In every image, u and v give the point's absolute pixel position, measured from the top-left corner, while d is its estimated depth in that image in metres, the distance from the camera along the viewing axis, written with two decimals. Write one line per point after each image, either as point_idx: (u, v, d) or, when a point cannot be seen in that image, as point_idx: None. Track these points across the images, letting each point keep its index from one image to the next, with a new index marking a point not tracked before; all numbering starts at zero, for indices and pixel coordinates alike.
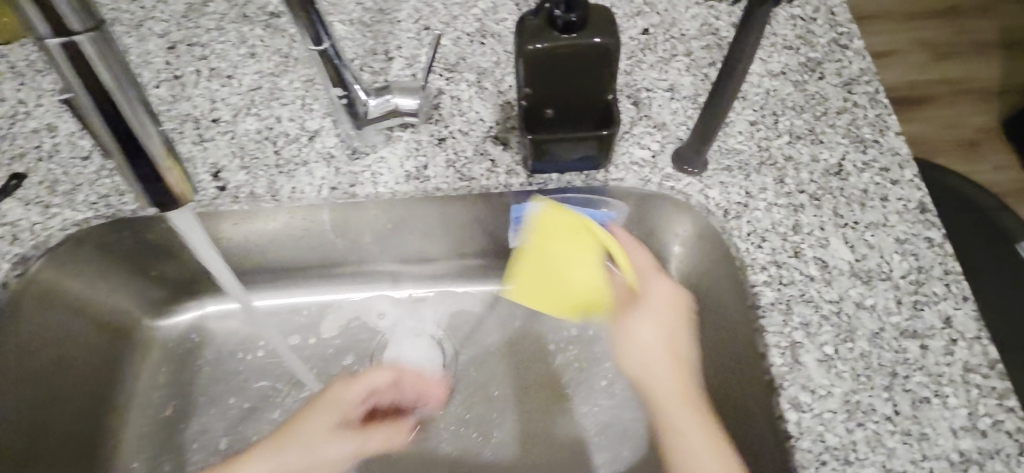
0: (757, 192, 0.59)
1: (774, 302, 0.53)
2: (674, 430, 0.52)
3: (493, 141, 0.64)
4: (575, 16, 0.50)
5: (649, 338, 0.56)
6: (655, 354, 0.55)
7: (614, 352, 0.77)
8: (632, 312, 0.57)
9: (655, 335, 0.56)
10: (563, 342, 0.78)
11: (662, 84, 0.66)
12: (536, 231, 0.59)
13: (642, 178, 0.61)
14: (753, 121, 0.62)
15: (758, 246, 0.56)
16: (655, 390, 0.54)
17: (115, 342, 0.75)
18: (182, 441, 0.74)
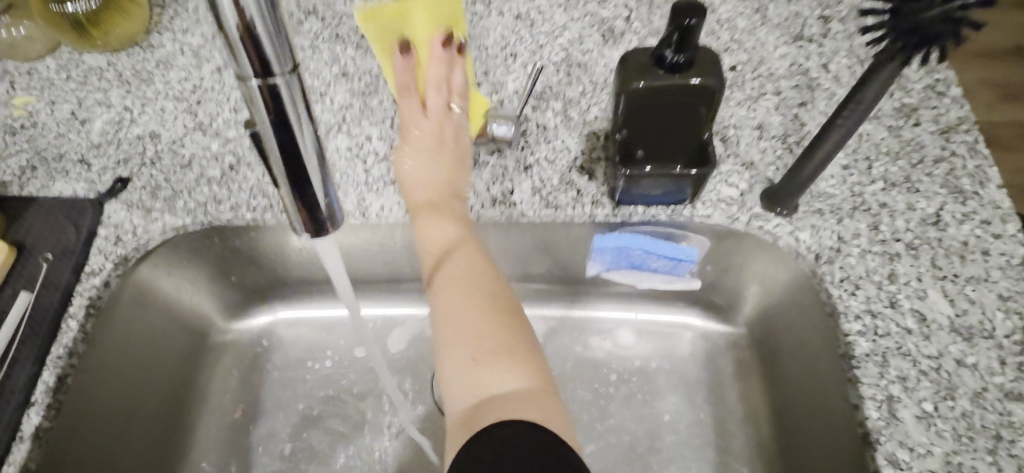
0: (850, 238, 0.58)
1: (869, 353, 0.52)
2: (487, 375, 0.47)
3: (579, 171, 0.65)
4: (682, 58, 0.51)
5: (464, 320, 0.49)
6: (468, 316, 0.50)
7: (679, 386, 0.76)
8: (453, 288, 0.52)
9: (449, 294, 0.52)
10: (628, 373, 0.77)
11: (750, 122, 0.65)
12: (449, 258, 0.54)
13: (730, 216, 0.61)
14: (845, 164, 0.62)
15: (852, 293, 0.55)
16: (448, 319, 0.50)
17: (193, 342, 0.77)
18: (250, 444, 0.74)
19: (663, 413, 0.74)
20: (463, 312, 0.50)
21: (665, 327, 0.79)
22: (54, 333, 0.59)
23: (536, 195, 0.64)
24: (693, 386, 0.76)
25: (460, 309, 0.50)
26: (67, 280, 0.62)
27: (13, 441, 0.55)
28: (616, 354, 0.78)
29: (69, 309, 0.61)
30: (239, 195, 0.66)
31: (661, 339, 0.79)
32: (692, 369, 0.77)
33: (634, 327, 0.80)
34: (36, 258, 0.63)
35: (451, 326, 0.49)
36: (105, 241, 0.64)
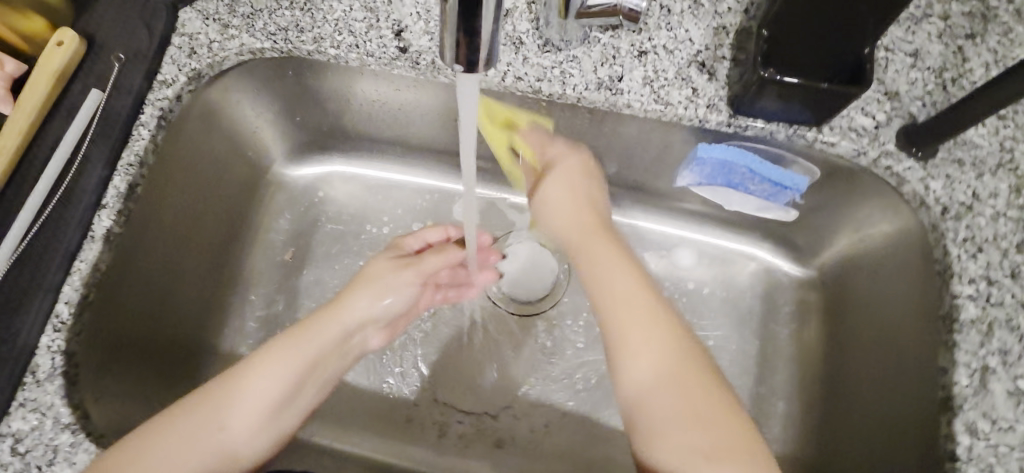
0: (986, 196, 0.52)
1: (975, 320, 0.49)
2: (652, 384, 0.48)
3: (699, 68, 0.58)
4: None
5: (659, 363, 0.49)
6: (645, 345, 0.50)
7: (731, 315, 0.74)
8: (636, 323, 0.50)
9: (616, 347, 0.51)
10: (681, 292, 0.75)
11: (906, 47, 0.57)
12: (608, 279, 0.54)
13: (857, 149, 0.55)
14: (1002, 114, 0.54)
15: (972, 256, 0.51)
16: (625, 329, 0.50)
17: (252, 178, 0.75)
18: (298, 287, 0.74)
19: (708, 337, 0.73)
20: (656, 366, 0.49)
21: (729, 255, 0.76)
22: (125, 139, 0.57)
23: (647, 86, 0.57)
24: (747, 317, 0.74)
25: (658, 384, 0.48)
26: (139, 86, 0.58)
27: (84, 239, 0.53)
28: (673, 273, 0.76)
29: (141, 117, 0.57)
30: (323, 27, 0.60)
31: (724, 266, 0.76)
32: (747, 299, 0.74)
33: (696, 249, 0.77)
34: (107, 55, 0.59)
35: (664, 398, 0.47)
36: (179, 51, 0.59)
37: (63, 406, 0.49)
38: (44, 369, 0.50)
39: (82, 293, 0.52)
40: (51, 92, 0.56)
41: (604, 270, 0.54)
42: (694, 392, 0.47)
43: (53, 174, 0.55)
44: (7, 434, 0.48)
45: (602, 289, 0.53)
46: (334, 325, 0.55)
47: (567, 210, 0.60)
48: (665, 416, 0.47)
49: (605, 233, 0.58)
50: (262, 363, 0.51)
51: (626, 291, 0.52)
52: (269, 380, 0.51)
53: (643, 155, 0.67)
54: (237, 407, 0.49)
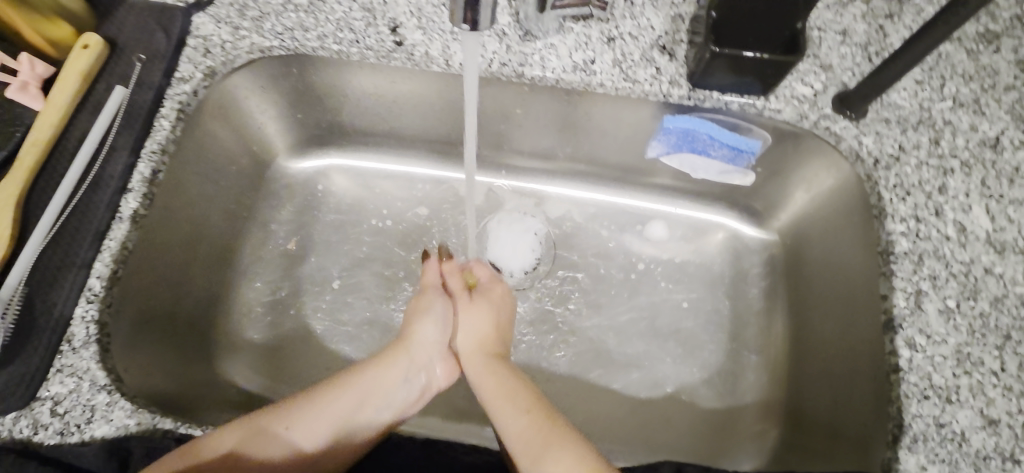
0: (910, 148, 0.61)
1: (907, 252, 0.57)
2: (506, 401, 0.56)
3: (660, 50, 0.66)
4: None
5: (515, 411, 0.55)
6: (504, 398, 0.57)
7: (704, 279, 0.82)
8: (494, 383, 0.59)
9: (478, 373, 0.61)
10: (657, 260, 0.83)
11: (836, 26, 0.66)
12: (467, 334, 0.64)
13: (800, 113, 0.63)
14: (920, 79, 0.63)
15: (902, 199, 0.59)
16: (484, 391, 0.59)
17: (258, 172, 0.81)
18: (303, 272, 0.80)
19: (683, 300, 0.81)
20: (512, 402, 0.56)
21: (698, 225, 0.84)
22: (148, 129, 0.62)
23: (616, 66, 0.65)
24: (718, 278, 0.81)
25: (507, 400, 0.56)
26: (159, 82, 0.64)
27: (113, 219, 0.59)
28: (651, 247, 0.84)
29: (161, 110, 0.63)
30: (325, 26, 0.67)
31: (694, 236, 0.84)
32: (718, 264, 0.82)
33: (668, 222, 0.84)
34: (128, 56, 0.65)
35: (507, 422, 0.55)
36: (194, 52, 0.66)
37: (98, 369, 0.53)
38: (79, 337, 0.54)
39: (113, 269, 0.57)
40: (80, 88, 0.62)
41: (463, 330, 0.64)
42: (531, 411, 0.54)
43: (83, 162, 0.60)
44: (47, 397, 0.52)
45: (468, 345, 0.63)
46: (407, 355, 0.61)
47: (487, 330, 0.64)
48: (515, 424, 0.54)
49: (481, 295, 0.66)
50: (342, 379, 0.58)
51: (481, 346, 0.63)
52: (338, 389, 0.57)
53: (616, 134, 0.75)
54: (304, 413, 0.55)
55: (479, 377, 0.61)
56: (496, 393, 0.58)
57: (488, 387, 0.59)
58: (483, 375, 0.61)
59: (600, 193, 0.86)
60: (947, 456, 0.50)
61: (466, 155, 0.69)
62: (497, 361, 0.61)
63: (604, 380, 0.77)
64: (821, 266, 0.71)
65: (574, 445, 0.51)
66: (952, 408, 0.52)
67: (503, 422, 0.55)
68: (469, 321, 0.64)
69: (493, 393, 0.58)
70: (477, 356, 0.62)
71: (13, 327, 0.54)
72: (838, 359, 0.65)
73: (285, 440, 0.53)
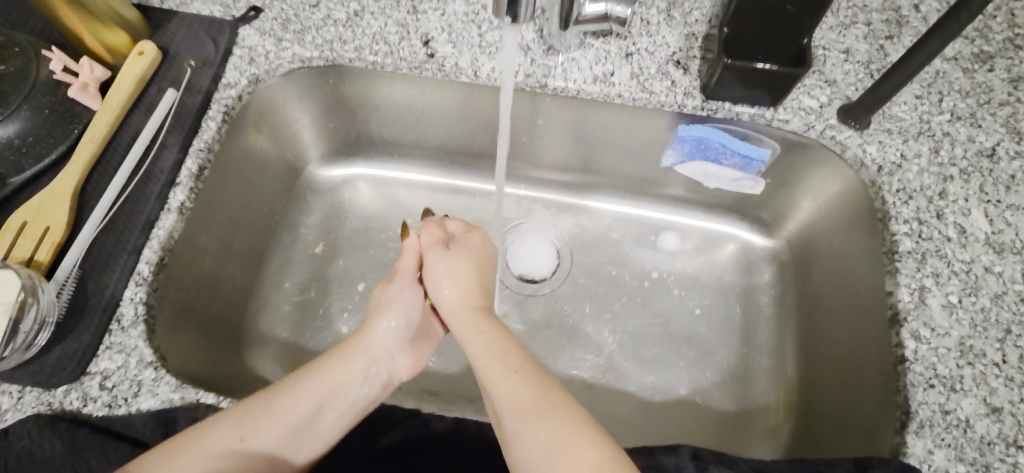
0: (911, 156, 0.65)
1: (911, 251, 0.60)
2: (495, 356, 0.56)
3: (675, 65, 0.70)
4: None
5: (503, 368, 0.55)
6: (490, 355, 0.56)
7: (716, 286, 0.84)
8: (480, 338, 0.58)
9: (461, 326, 0.60)
10: (670, 268, 0.86)
11: (839, 46, 0.71)
12: (447, 286, 0.63)
13: (807, 124, 0.68)
14: (918, 94, 0.68)
15: (905, 202, 0.62)
16: (468, 346, 0.58)
17: (289, 178, 0.85)
18: (329, 273, 0.83)
19: (695, 307, 0.83)
20: (501, 359, 0.56)
21: (708, 235, 0.88)
22: (196, 129, 0.67)
23: (633, 79, 0.70)
24: (729, 286, 0.84)
25: (496, 356, 0.56)
26: (207, 87, 0.69)
27: (161, 210, 0.62)
28: (664, 255, 0.87)
29: (208, 112, 0.68)
30: (362, 39, 0.72)
31: (705, 245, 0.87)
32: (728, 272, 0.85)
33: (679, 232, 0.88)
34: (179, 63, 0.70)
35: (495, 380, 0.55)
36: (240, 60, 0.70)
37: (146, 347, 0.56)
38: (128, 317, 0.57)
39: (160, 255, 0.61)
40: (134, 91, 0.67)
41: (441, 280, 0.63)
42: (521, 370, 0.54)
43: (136, 156, 0.64)
44: (96, 373, 0.55)
45: (450, 298, 0.62)
46: (364, 350, 0.60)
47: (468, 285, 0.62)
48: (504, 385, 0.54)
49: (460, 247, 0.65)
50: (299, 380, 0.56)
51: (464, 302, 0.62)
52: (296, 392, 0.55)
53: (632, 145, 0.79)
54: (258, 420, 0.52)
55: (462, 330, 0.60)
56: (485, 345, 0.57)
57: (474, 343, 0.58)
58: (467, 328, 0.60)
59: (614, 204, 0.90)
60: (954, 441, 0.52)
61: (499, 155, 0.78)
62: (481, 316, 0.60)
63: (619, 382, 0.79)
64: (827, 272, 0.75)
65: (565, 412, 0.51)
66: (957, 396, 0.54)
67: (492, 376, 0.55)
68: (449, 277, 0.63)
69: (479, 351, 0.57)
70: (460, 310, 0.61)
71: (67, 307, 0.57)
72: (847, 358, 0.67)
73: (241, 450, 0.51)
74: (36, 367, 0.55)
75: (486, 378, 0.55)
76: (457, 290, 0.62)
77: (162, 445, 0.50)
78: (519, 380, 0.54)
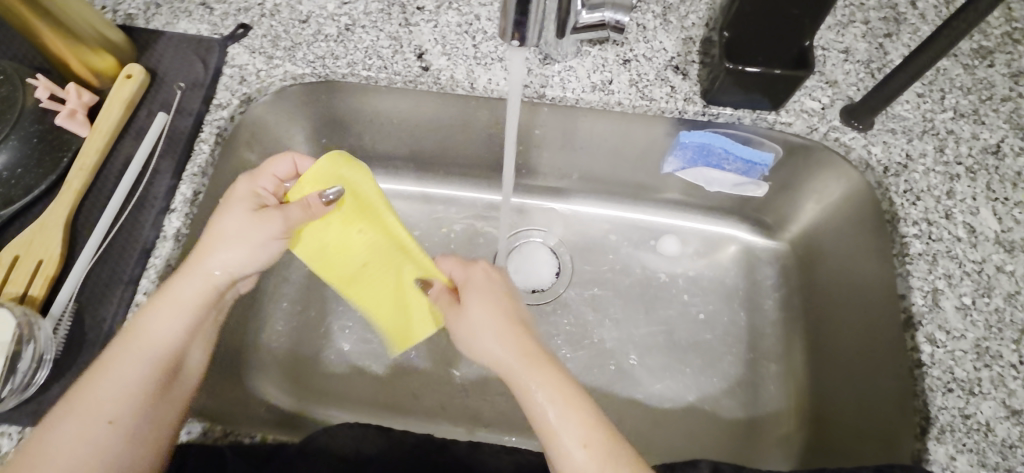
0: (917, 156, 0.64)
1: (921, 253, 0.59)
2: (562, 416, 0.48)
3: (674, 70, 0.69)
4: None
5: (576, 433, 0.48)
6: (557, 417, 0.48)
7: (720, 291, 0.84)
8: (538, 393, 0.50)
9: (511, 374, 0.52)
10: (673, 274, 0.85)
11: (838, 46, 0.70)
12: (484, 328, 0.53)
13: (810, 126, 0.67)
14: (920, 93, 0.67)
15: (913, 203, 0.62)
16: (524, 404, 0.50)
17: None
18: (329, 292, 0.81)
19: (699, 312, 0.82)
20: (573, 423, 0.48)
21: (710, 239, 0.87)
22: (188, 153, 0.65)
23: (633, 86, 0.69)
24: (734, 290, 0.83)
25: (564, 418, 0.48)
26: (198, 109, 0.67)
27: (156, 239, 0.60)
28: (666, 261, 0.86)
29: (200, 134, 0.66)
30: (355, 54, 0.71)
31: (707, 249, 0.86)
32: (732, 276, 0.84)
33: (680, 236, 0.87)
34: (168, 85, 0.68)
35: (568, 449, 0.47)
36: (231, 79, 0.69)
37: None
38: None
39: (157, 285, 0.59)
40: (124, 115, 0.65)
41: (475, 321, 0.54)
42: (591, 444, 0.47)
43: (128, 183, 0.62)
44: None
45: (488, 344, 0.53)
46: (200, 282, 0.55)
47: (507, 325, 0.53)
48: (575, 458, 0.47)
49: (477, 285, 0.57)
50: (140, 344, 0.52)
51: (508, 347, 0.52)
52: (141, 354, 0.52)
53: (631, 152, 0.78)
54: (113, 394, 0.50)
55: (511, 382, 0.51)
56: (545, 403, 0.49)
57: (533, 400, 0.50)
58: (516, 380, 0.51)
59: (614, 209, 0.89)
60: (975, 446, 0.51)
61: (504, 183, 0.76)
62: (536, 363, 0.51)
63: (627, 391, 0.78)
64: (833, 273, 0.74)
65: None
66: (976, 400, 0.53)
67: (562, 443, 0.47)
68: (482, 314, 0.54)
69: (539, 410, 0.49)
70: (503, 357, 0.52)
71: (63, 342, 0.55)
72: (861, 361, 0.66)
73: (119, 433, 0.50)
74: (32, 406, 0.53)
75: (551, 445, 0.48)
76: (498, 333, 0.53)
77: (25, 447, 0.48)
78: (593, 449, 0.47)
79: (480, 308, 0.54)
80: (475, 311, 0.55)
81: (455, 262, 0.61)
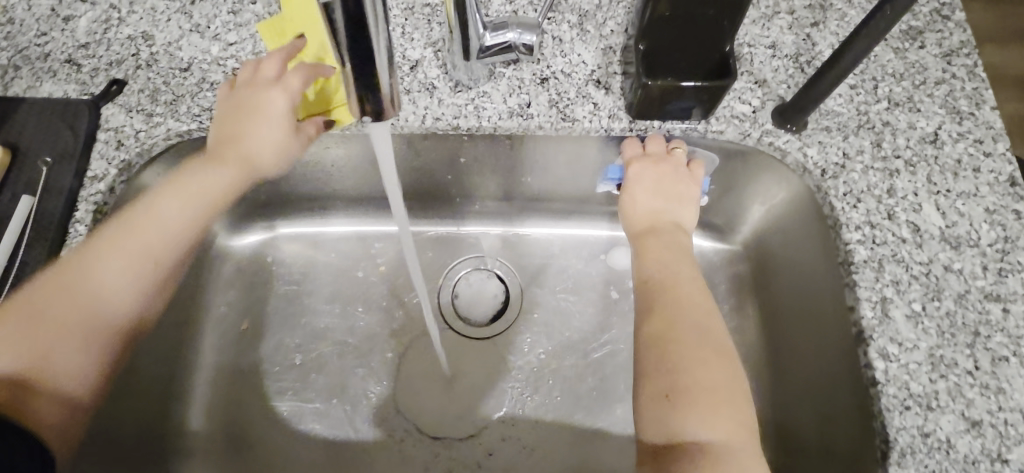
0: (854, 154, 0.61)
1: (867, 260, 0.56)
2: (688, 302, 0.52)
3: (595, 85, 0.64)
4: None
5: (720, 334, 0.51)
6: (696, 296, 0.53)
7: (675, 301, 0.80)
8: (686, 306, 0.52)
9: (660, 271, 0.55)
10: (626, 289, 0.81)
11: (765, 40, 0.66)
12: (638, 208, 0.60)
13: (742, 132, 0.63)
14: (852, 84, 0.64)
15: (854, 207, 0.58)
16: (664, 290, 0.53)
17: (196, 257, 0.76)
18: (258, 354, 0.75)
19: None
20: (711, 310, 0.52)
21: None
22: (62, 238, 0.57)
23: (553, 107, 0.63)
24: None
25: (706, 305, 0.53)
26: (71, 184, 0.59)
27: None
28: (616, 276, 0.82)
29: (75, 214, 0.58)
30: None
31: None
32: None
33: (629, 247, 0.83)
34: (35, 161, 0.60)
35: (699, 317, 0.52)
36: (106, 146, 0.61)
37: None
38: None
39: None
40: None
41: (641, 182, 0.61)
42: (724, 342, 0.50)
43: None
44: None
45: (655, 244, 0.58)
46: (182, 187, 0.58)
47: (649, 204, 0.60)
48: (711, 337, 0.50)
49: (673, 162, 0.62)
50: (81, 300, 0.54)
51: (675, 243, 0.58)
52: (129, 249, 0.55)
53: (565, 170, 0.74)
54: (17, 342, 0.52)
55: (658, 268, 0.55)
56: (698, 293, 0.54)
57: (684, 279, 0.54)
58: (660, 269, 0.55)
59: (560, 226, 0.84)
60: (937, 466, 0.49)
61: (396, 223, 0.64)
62: (684, 251, 0.57)
63: (588, 422, 0.74)
64: (783, 278, 0.70)
65: (740, 388, 0.49)
66: (934, 415, 0.51)
67: (690, 329, 0.50)
68: (642, 188, 0.61)
69: (692, 289, 0.54)
70: (660, 236, 0.58)
71: None
72: (818, 373, 0.63)
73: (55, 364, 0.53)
74: None
75: (671, 330, 0.50)
76: (659, 215, 0.60)
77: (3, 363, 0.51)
78: (704, 337, 0.50)
79: (645, 178, 0.61)
80: (638, 177, 0.61)
81: (661, 152, 0.62)
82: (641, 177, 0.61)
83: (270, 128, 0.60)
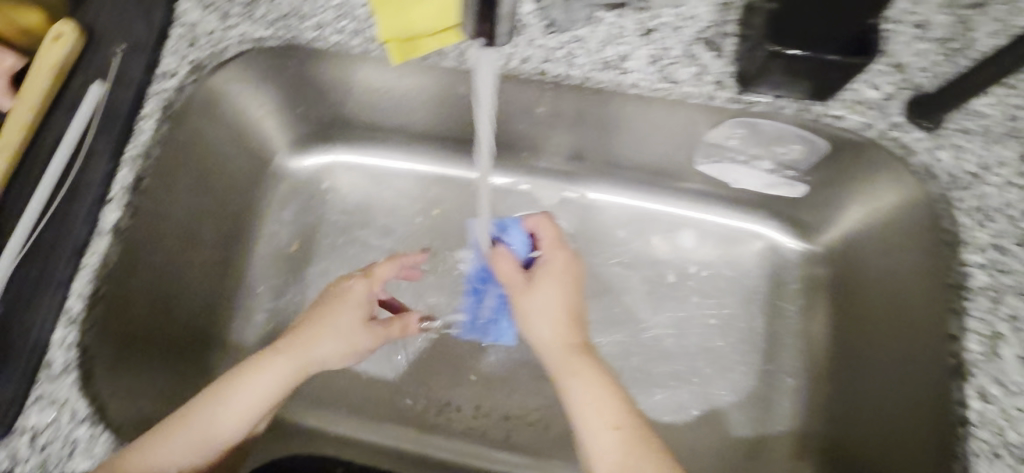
0: (994, 165, 0.53)
1: (985, 288, 0.50)
2: (585, 373, 0.56)
3: (705, 45, 0.57)
4: None
5: (604, 395, 0.55)
6: (600, 382, 0.56)
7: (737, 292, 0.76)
8: (586, 374, 0.56)
9: (552, 339, 0.60)
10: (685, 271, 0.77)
11: (910, 19, 0.57)
12: (539, 296, 0.62)
13: (866, 121, 0.55)
14: (1008, 83, 0.55)
15: (982, 225, 0.51)
16: (565, 361, 0.58)
17: (255, 171, 0.75)
18: (304, 278, 0.74)
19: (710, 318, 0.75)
20: (611, 388, 0.55)
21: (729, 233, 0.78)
22: (128, 131, 0.56)
23: (653, 64, 0.57)
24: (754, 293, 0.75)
25: (603, 387, 0.55)
26: (141, 78, 0.57)
27: (91, 235, 0.53)
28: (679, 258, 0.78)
29: (143, 109, 0.57)
30: (325, 14, 0.60)
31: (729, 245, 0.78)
32: (753, 277, 0.76)
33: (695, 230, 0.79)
34: (107, 48, 0.58)
35: (597, 413, 0.53)
36: (179, 42, 0.59)
37: (82, 399, 0.49)
38: (58, 363, 0.50)
39: (93, 287, 0.52)
40: (53, 85, 0.55)
41: (545, 303, 0.62)
42: (620, 429, 0.52)
43: (58, 167, 0.54)
44: (23, 428, 0.48)
45: (535, 326, 0.61)
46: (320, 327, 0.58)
47: (556, 311, 0.61)
48: (600, 412, 0.53)
49: (545, 272, 0.64)
50: (263, 386, 0.54)
51: (558, 339, 0.60)
52: (303, 346, 0.57)
53: (647, 136, 0.68)
54: (183, 437, 0.50)
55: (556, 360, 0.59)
56: (597, 387, 0.55)
57: (578, 390, 0.55)
58: (568, 367, 0.57)
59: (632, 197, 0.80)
60: None
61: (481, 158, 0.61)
62: (581, 355, 0.58)
63: None
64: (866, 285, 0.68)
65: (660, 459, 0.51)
66: None
67: (576, 393, 0.55)
68: (537, 300, 0.62)
69: (603, 393, 0.55)
70: (559, 339, 0.60)
71: None
72: (904, 399, 0.59)
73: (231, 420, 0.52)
74: None
75: (580, 403, 0.54)
76: (542, 313, 0.62)
77: (165, 422, 0.50)
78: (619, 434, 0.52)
79: (537, 300, 0.62)
80: (536, 297, 0.62)
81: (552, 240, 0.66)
82: (565, 269, 0.64)
83: (347, 315, 0.58)
